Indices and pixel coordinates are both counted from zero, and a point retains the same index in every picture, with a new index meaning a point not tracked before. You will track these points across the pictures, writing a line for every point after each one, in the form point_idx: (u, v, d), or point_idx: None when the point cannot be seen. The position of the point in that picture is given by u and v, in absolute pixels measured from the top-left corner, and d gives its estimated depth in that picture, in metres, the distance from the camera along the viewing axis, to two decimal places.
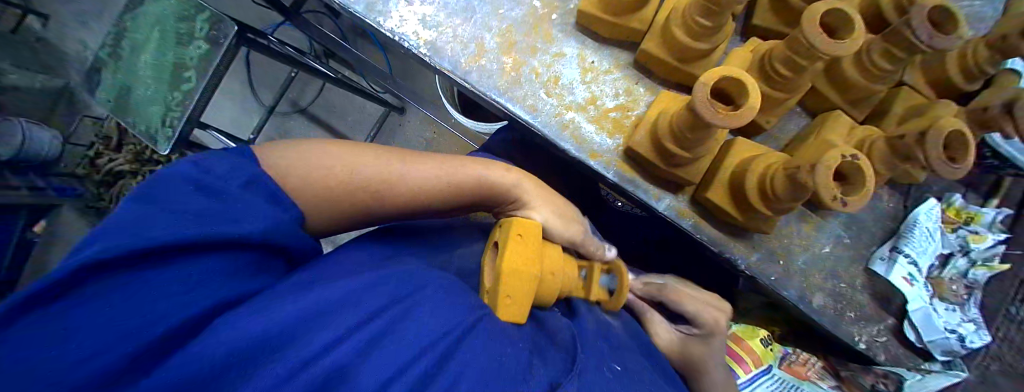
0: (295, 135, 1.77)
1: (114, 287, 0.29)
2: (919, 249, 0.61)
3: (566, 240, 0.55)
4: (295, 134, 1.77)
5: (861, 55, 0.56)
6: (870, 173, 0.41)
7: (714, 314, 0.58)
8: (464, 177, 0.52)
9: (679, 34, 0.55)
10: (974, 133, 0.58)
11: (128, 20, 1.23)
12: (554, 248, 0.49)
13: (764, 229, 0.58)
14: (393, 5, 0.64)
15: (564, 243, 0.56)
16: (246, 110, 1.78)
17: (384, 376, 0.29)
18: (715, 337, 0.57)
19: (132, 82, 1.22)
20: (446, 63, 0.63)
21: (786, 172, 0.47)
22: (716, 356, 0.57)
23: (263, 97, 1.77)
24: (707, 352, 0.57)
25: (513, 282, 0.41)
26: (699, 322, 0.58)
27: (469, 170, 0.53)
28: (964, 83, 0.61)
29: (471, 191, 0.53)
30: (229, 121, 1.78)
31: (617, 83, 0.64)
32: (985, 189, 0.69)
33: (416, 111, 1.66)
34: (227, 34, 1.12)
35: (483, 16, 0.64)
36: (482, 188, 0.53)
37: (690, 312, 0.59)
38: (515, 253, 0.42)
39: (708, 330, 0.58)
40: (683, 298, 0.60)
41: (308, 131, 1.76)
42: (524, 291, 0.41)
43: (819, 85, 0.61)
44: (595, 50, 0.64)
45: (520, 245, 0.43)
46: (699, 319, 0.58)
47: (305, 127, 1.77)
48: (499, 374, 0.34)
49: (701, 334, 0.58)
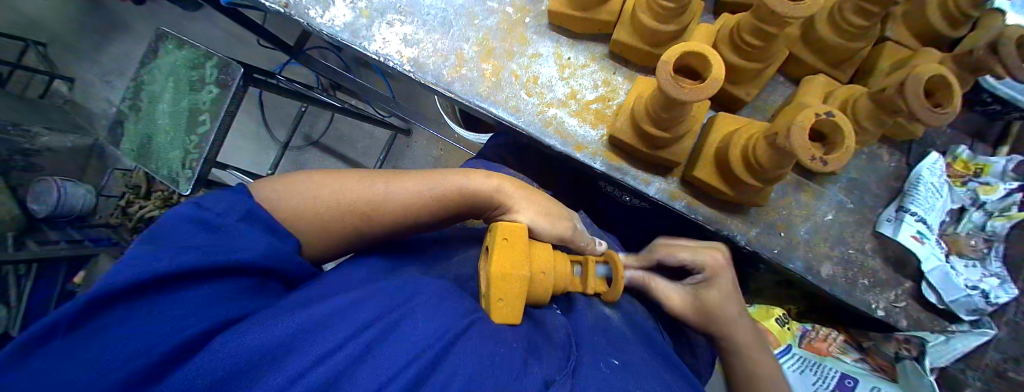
0: (311, 167, 1.84)
1: (120, 318, 0.31)
2: (925, 206, 0.58)
3: (555, 236, 0.57)
4: (311, 166, 1.84)
5: (834, 15, 0.56)
6: (849, 129, 0.42)
7: (710, 256, 0.59)
8: (445, 190, 0.54)
9: (645, 19, 0.56)
10: (965, 79, 0.58)
11: (144, 73, 1.32)
12: (543, 247, 0.51)
13: (759, 202, 0.57)
14: (377, 29, 0.67)
15: (553, 239, 0.57)
16: (262, 148, 1.87)
17: (382, 378, 0.30)
18: (720, 276, 0.58)
19: (153, 131, 1.31)
20: (430, 77, 0.66)
21: (766, 140, 0.48)
22: (729, 296, 0.57)
23: (276, 134, 1.85)
24: (721, 296, 0.57)
25: (502, 285, 0.43)
26: (699, 265, 0.59)
27: (448, 182, 0.55)
28: (948, 29, 0.61)
29: (451, 202, 0.54)
30: (248, 160, 1.88)
31: (596, 75, 0.65)
32: (994, 138, 0.67)
33: (422, 130, 1.70)
34: (235, 77, 1.19)
35: (460, 28, 0.67)
36: (463, 199, 0.55)
37: (690, 261, 0.60)
38: (502, 258, 0.45)
39: (710, 272, 0.58)
40: (676, 250, 0.61)
41: (321, 162, 1.83)
42: (515, 293, 0.44)
43: (796, 52, 0.61)
44: (570, 46, 0.66)
45: (505, 249, 0.46)
46: (699, 264, 0.59)
47: (320, 158, 1.84)
48: (493, 372, 0.34)
49: (706, 278, 0.58)
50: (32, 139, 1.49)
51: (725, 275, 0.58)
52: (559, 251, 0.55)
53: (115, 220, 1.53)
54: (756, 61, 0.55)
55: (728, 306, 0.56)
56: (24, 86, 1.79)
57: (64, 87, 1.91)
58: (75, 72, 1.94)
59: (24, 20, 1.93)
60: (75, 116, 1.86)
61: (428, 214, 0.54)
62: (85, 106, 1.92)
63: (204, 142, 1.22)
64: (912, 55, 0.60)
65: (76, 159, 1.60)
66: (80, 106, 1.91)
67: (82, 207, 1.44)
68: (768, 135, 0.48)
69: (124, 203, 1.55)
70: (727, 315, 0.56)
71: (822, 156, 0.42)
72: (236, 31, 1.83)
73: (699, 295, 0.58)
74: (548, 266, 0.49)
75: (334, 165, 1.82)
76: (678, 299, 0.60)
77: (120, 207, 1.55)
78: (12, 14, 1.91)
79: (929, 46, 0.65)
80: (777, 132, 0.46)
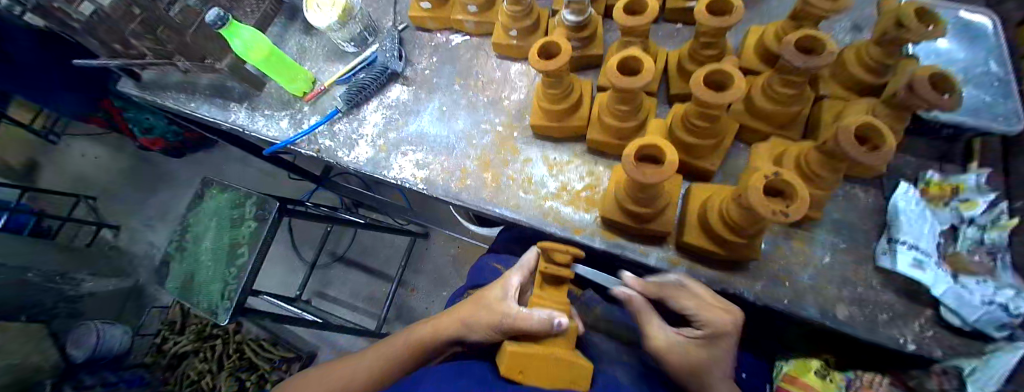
0: (337, 283, 1.92)
1: None
2: (912, 233, 0.61)
3: (516, 328, 0.55)
4: (337, 282, 1.92)
5: (767, 87, 0.66)
6: (796, 181, 0.50)
7: (720, 317, 0.54)
8: (499, 312, 0.60)
9: (609, 119, 0.69)
10: (899, 117, 0.63)
11: (190, 217, 1.52)
12: (579, 367, 0.51)
13: (753, 256, 0.61)
14: (395, 160, 0.83)
15: (517, 328, 0.55)
16: (291, 269, 1.98)
17: None
18: (724, 336, 0.54)
19: (195, 268, 1.44)
20: (440, 191, 0.77)
21: (734, 202, 0.54)
22: (722, 360, 0.54)
23: (305, 254, 1.99)
24: (712, 356, 0.54)
25: (541, 371, 0.51)
26: (705, 321, 0.54)
27: (503, 307, 0.60)
28: (871, 78, 0.70)
29: (503, 332, 0.57)
30: (278, 285, 1.97)
31: (580, 169, 0.76)
32: (961, 157, 0.73)
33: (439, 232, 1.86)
34: (272, 211, 1.37)
35: (461, 149, 0.81)
36: (524, 329, 0.54)
37: (694, 312, 0.55)
38: (539, 374, 0.51)
39: (713, 330, 0.54)
40: (685, 298, 0.56)
41: (348, 275, 1.93)
42: (544, 371, 0.51)
43: (745, 121, 0.72)
44: (554, 149, 0.79)
45: (532, 372, 0.51)
46: (700, 320, 0.55)
47: (345, 272, 1.93)
48: None
49: (705, 336, 0.55)
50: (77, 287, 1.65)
51: (726, 338, 0.54)
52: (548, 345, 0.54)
53: (149, 358, 1.62)
54: (710, 137, 0.64)
55: (716, 370, 0.54)
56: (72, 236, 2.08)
57: (110, 235, 2.20)
58: (122, 220, 2.27)
59: (89, 187, 2.33)
60: (118, 260, 2.12)
61: (482, 332, 0.61)
62: (128, 249, 2.20)
63: (240, 273, 1.32)
64: (845, 107, 0.69)
65: (117, 299, 1.87)
66: (123, 250, 2.18)
67: (117, 347, 1.52)
68: (733, 199, 0.54)
69: (159, 340, 1.65)
70: (713, 379, 0.53)
71: (782, 208, 0.48)
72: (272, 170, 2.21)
73: (692, 349, 0.55)
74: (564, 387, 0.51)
75: (360, 278, 1.91)
76: (662, 339, 0.57)
77: (155, 345, 1.64)
78: (81, 185, 2.34)
79: (867, 93, 0.72)
80: (738, 196, 0.53)
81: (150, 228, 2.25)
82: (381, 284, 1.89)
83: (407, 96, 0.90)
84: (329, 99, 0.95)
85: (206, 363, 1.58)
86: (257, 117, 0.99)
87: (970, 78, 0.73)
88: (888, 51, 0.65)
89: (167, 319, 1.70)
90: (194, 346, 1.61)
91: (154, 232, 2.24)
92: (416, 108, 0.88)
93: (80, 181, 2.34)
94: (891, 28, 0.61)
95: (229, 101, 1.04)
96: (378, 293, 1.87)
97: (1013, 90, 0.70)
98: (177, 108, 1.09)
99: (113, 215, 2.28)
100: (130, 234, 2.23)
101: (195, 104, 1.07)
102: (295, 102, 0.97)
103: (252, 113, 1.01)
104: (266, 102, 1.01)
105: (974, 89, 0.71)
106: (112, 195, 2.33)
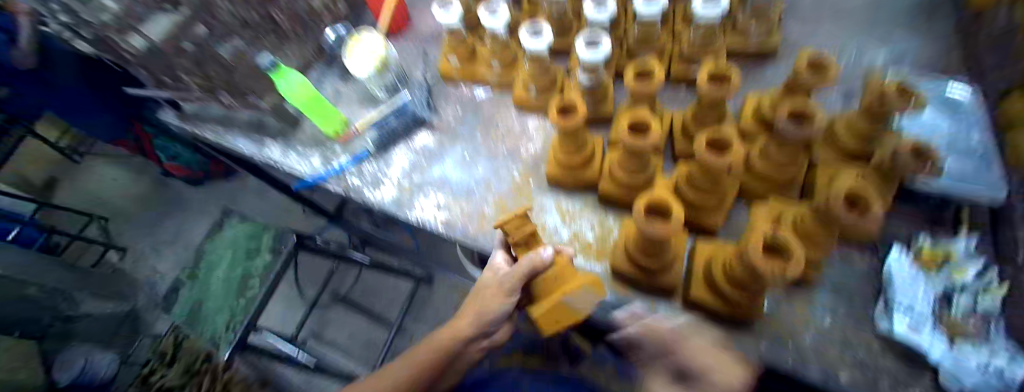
0: (336, 324, 1.93)
1: None
2: (907, 296, 0.66)
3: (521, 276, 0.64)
4: (335, 324, 1.93)
5: (765, 152, 0.73)
6: (795, 243, 0.54)
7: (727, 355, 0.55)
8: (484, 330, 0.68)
9: (619, 174, 0.74)
10: (887, 184, 0.68)
11: (209, 245, 1.63)
12: (585, 290, 0.59)
13: (755, 314, 0.64)
14: (417, 201, 0.89)
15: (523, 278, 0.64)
16: (291, 306, 1.99)
17: None
18: (735, 367, 0.53)
19: (205, 296, 1.48)
20: (459, 234, 0.82)
21: (738, 259, 0.58)
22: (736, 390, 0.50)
23: (307, 292, 2.01)
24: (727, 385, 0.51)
25: (562, 308, 0.59)
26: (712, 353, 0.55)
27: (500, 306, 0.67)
28: (860, 145, 0.75)
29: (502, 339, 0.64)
30: (274, 320, 1.96)
31: (592, 219, 0.81)
32: (951, 223, 0.78)
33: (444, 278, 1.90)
34: (289, 244, 1.50)
35: (480, 194, 0.87)
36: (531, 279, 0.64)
37: (699, 345, 0.57)
38: (557, 311, 0.59)
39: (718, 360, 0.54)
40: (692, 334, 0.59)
41: (347, 319, 1.93)
42: (564, 309, 0.59)
43: (746, 183, 0.78)
44: (568, 198, 0.84)
45: (552, 313, 0.59)
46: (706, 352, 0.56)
47: (345, 314, 1.94)
48: None
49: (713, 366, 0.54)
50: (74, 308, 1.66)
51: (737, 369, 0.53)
52: (555, 278, 0.63)
53: None
54: (714, 196, 0.70)
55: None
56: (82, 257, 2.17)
57: (116, 257, 2.26)
58: (132, 243, 2.31)
59: (107, 208, 2.41)
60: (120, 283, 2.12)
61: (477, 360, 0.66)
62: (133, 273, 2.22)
63: (248, 306, 1.35)
64: (837, 172, 0.75)
65: (114, 322, 1.85)
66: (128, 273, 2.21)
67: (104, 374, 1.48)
68: (736, 259, 0.59)
69: None
70: None
71: (781, 268, 0.52)
72: (286, 203, 2.30)
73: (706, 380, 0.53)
74: (588, 287, 0.60)
75: (359, 322, 1.92)
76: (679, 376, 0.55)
77: None
78: (100, 206, 2.42)
79: (857, 160, 0.78)
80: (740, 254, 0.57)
81: (157, 254, 2.29)
82: (380, 330, 1.89)
83: (432, 143, 0.98)
84: (359, 140, 1.02)
85: None
86: (291, 153, 1.07)
87: (958, 149, 0.78)
88: (875, 122, 0.71)
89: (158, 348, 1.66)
90: None
91: (160, 258, 2.27)
92: (439, 154, 0.96)
93: (99, 202, 2.42)
94: (875, 103, 0.68)
95: (265, 137, 1.12)
96: (377, 338, 1.87)
97: (995, 159, 0.76)
98: (213, 139, 1.15)
99: (123, 239, 2.32)
100: (135, 259, 2.27)
101: (231, 135, 1.15)
102: (327, 141, 1.05)
103: (287, 150, 1.08)
104: (299, 140, 1.09)
105: (957, 159, 0.76)
106: (128, 217, 2.38)
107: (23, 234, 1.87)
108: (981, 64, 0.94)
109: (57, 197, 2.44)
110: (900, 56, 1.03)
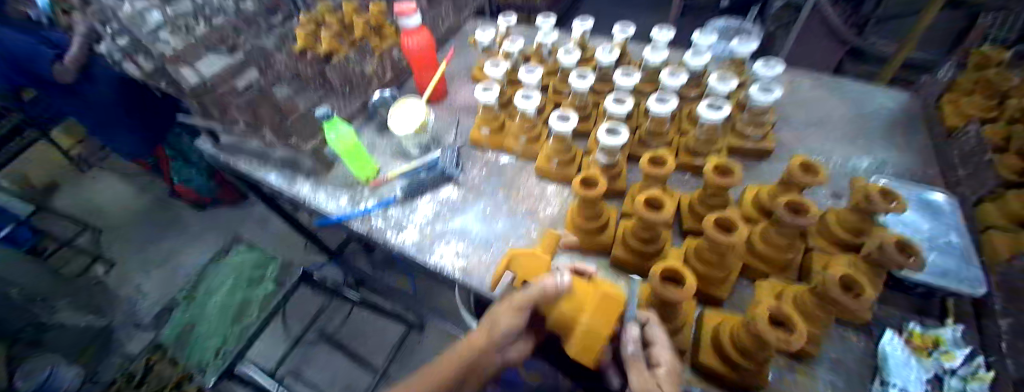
0: (318, 363, 1.86)
1: None
2: (900, 378, 0.70)
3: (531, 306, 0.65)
4: (317, 364, 1.85)
5: (765, 233, 0.81)
6: (796, 317, 0.60)
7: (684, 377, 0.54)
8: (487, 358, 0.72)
9: (632, 242, 0.81)
10: (875, 272, 0.75)
11: (211, 268, 1.56)
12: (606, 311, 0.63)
13: (758, 385, 0.67)
14: (436, 247, 0.94)
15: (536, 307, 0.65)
16: (274, 340, 1.94)
17: None
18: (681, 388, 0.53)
19: (198, 321, 1.43)
20: (475, 282, 0.86)
21: (744, 330, 0.63)
22: None
23: (293, 328, 1.96)
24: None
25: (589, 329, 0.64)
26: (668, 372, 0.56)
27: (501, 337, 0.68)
28: (851, 239, 0.83)
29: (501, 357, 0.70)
30: (254, 356, 1.89)
31: (603, 281, 0.87)
32: (937, 312, 0.83)
33: (436, 328, 1.86)
34: (294, 276, 1.48)
35: (498, 246, 0.93)
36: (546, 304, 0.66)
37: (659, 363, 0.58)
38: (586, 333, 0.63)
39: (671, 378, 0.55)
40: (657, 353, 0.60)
41: (330, 360, 1.86)
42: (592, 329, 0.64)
43: (748, 259, 0.85)
44: (581, 259, 0.91)
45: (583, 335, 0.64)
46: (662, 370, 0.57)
47: (328, 354, 1.88)
48: None
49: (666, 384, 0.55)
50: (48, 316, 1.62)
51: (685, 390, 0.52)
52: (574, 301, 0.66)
53: None
54: (719, 269, 0.76)
55: None
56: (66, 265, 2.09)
57: (100, 271, 2.18)
58: (120, 258, 2.25)
59: (106, 221, 2.41)
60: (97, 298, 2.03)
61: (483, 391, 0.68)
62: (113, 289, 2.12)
63: (242, 336, 1.34)
64: (831, 259, 0.82)
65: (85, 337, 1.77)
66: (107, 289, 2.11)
67: None
68: (742, 328, 0.64)
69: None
70: None
71: (784, 338, 0.57)
72: (285, 233, 2.31)
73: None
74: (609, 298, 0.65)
75: (342, 363, 1.84)
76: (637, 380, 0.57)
77: None
78: (100, 218, 2.41)
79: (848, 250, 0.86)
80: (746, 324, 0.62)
81: (144, 273, 2.20)
82: (363, 374, 1.81)
83: (457, 196, 1.06)
84: (387, 186, 1.10)
85: None
86: (319, 190, 1.14)
87: (936, 246, 0.88)
88: (862, 219, 0.80)
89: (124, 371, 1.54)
90: None
91: (146, 277, 2.18)
92: (462, 206, 1.03)
93: (101, 215, 2.43)
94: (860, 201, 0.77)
95: (297, 175, 1.19)
96: (357, 383, 1.78)
97: (973, 257, 0.85)
98: (247, 171, 1.24)
99: (112, 253, 2.27)
100: (120, 275, 2.18)
101: (264, 170, 1.22)
102: (356, 185, 1.12)
103: (316, 188, 1.15)
104: (330, 180, 1.16)
105: (940, 257, 0.85)
106: (125, 232, 2.37)
107: (16, 232, 1.94)
108: (955, 172, 1.07)
109: (58, 206, 2.43)
110: (881, 166, 1.14)
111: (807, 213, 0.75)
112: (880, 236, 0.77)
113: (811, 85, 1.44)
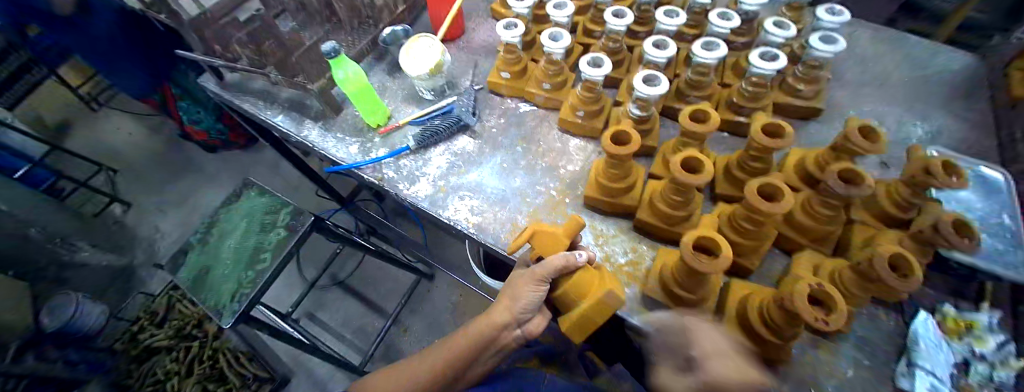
0: (332, 306, 1.92)
1: None
2: (929, 360, 0.67)
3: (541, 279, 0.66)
4: (330, 306, 1.92)
5: (806, 204, 0.75)
6: (836, 296, 0.55)
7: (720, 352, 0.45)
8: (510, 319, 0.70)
9: (662, 206, 0.75)
10: (924, 251, 0.70)
11: (222, 213, 1.55)
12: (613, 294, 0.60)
13: (783, 358, 0.65)
14: (452, 201, 0.90)
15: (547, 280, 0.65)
16: (288, 284, 1.99)
17: None
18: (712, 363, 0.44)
19: (213, 263, 1.43)
20: (491, 239, 0.83)
21: (776, 305, 0.59)
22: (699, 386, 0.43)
23: (306, 272, 2.01)
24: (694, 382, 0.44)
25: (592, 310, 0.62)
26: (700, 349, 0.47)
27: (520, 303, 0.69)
28: (899, 212, 0.77)
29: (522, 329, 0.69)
30: (271, 298, 1.96)
31: (625, 244, 0.83)
32: (975, 295, 0.79)
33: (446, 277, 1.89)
34: (305, 223, 1.47)
35: (516, 204, 0.88)
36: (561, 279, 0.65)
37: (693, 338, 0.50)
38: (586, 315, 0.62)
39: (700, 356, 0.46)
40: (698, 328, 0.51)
41: (344, 303, 1.92)
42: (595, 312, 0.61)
43: (782, 230, 0.80)
44: (602, 221, 0.86)
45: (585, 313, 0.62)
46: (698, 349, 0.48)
47: (341, 298, 1.94)
48: None
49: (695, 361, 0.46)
50: (71, 254, 1.63)
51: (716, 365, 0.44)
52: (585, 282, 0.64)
53: (120, 345, 1.51)
54: (754, 239, 0.71)
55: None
56: (84, 204, 2.12)
57: (118, 211, 2.20)
58: (135, 198, 2.27)
59: (118, 161, 2.40)
60: (118, 237, 2.08)
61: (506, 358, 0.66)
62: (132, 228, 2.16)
63: (257, 279, 1.35)
64: (874, 234, 0.76)
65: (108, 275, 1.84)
66: (126, 228, 2.15)
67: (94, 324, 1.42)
68: (774, 302, 0.60)
69: (135, 328, 1.55)
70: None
71: (823, 317, 0.53)
72: (295, 180, 2.29)
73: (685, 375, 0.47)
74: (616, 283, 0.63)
75: (355, 307, 1.91)
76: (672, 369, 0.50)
77: (129, 332, 1.54)
78: (111, 158, 2.40)
79: (891, 225, 0.80)
80: (781, 299, 0.58)
81: (160, 212, 2.23)
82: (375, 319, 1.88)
83: (472, 147, 1.00)
84: (400, 135, 1.04)
85: (177, 364, 1.48)
86: (329, 136, 1.08)
87: (987, 227, 0.81)
88: (916, 191, 0.73)
89: (149, 307, 1.61)
90: (168, 343, 1.52)
91: (162, 218, 2.21)
92: (478, 158, 0.97)
93: (112, 155, 2.41)
94: (920, 172, 0.70)
95: (304, 117, 1.13)
96: (370, 326, 1.86)
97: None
98: (251, 111, 1.16)
99: (127, 193, 2.28)
100: (137, 214, 2.21)
101: (271, 112, 1.16)
102: (367, 131, 1.06)
103: (325, 133, 1.09)
104: (339, 126, 1.10)
105: (992, 238, 0.78)
106: (137, 173, 2.37)
107: (32, 174, 1.89)
108: (1014, 146, 0.97)
109: (67, 144, 2.41)
110: (936, 136, 1.04)
111: (860, 183, 0.68)
112: (934, 212, 0.71)
113: (869, 41, 1.28)
